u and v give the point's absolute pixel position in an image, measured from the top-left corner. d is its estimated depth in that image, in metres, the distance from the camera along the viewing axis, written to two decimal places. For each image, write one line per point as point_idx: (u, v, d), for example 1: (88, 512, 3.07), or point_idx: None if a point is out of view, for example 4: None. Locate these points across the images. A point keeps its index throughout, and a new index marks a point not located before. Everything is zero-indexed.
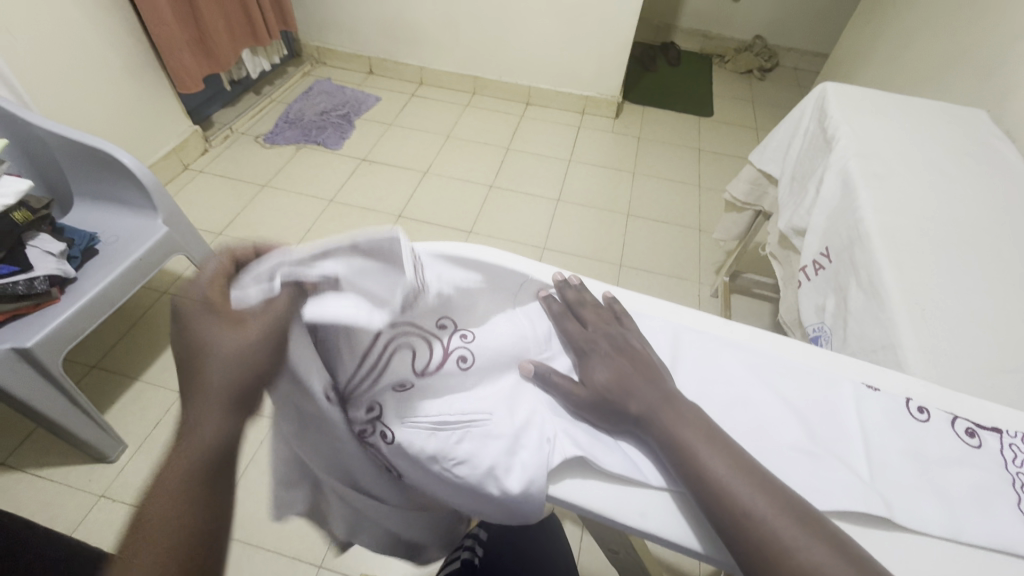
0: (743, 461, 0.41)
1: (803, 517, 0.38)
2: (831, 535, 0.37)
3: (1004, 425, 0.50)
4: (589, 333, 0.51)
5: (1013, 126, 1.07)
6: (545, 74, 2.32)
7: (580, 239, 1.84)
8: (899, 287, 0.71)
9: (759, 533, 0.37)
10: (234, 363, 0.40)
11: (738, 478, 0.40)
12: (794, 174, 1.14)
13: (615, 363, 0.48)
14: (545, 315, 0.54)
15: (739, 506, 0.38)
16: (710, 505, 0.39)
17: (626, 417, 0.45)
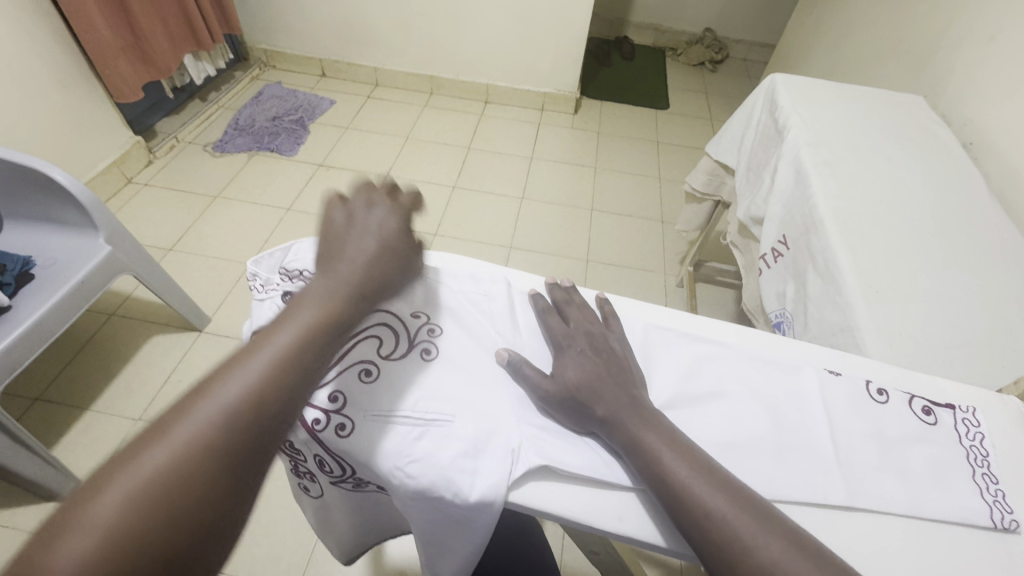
0: (709, 467, 0.41)
1: (770, 522, 0.37)
2: (790, 532, 0.37)
3: (957, 401, 0.52)
4: (569, 332, 0.51)
5: (949, 109, 1.13)
6: (502, 72, 2.31)
7: (546, 237, 1.84)
8: (853, 271, 0.73)
9: (724, 538, 0.37)
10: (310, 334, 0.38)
11: (704, 484, 0.39)
12: (749, 165, 1.18)
13: (584, 360, 0.48)
14: (532, 314, 0.54)
15: (706, 511, 0.38)
16: (674, 506, 0.39)
17: (593, 418, 0.45)
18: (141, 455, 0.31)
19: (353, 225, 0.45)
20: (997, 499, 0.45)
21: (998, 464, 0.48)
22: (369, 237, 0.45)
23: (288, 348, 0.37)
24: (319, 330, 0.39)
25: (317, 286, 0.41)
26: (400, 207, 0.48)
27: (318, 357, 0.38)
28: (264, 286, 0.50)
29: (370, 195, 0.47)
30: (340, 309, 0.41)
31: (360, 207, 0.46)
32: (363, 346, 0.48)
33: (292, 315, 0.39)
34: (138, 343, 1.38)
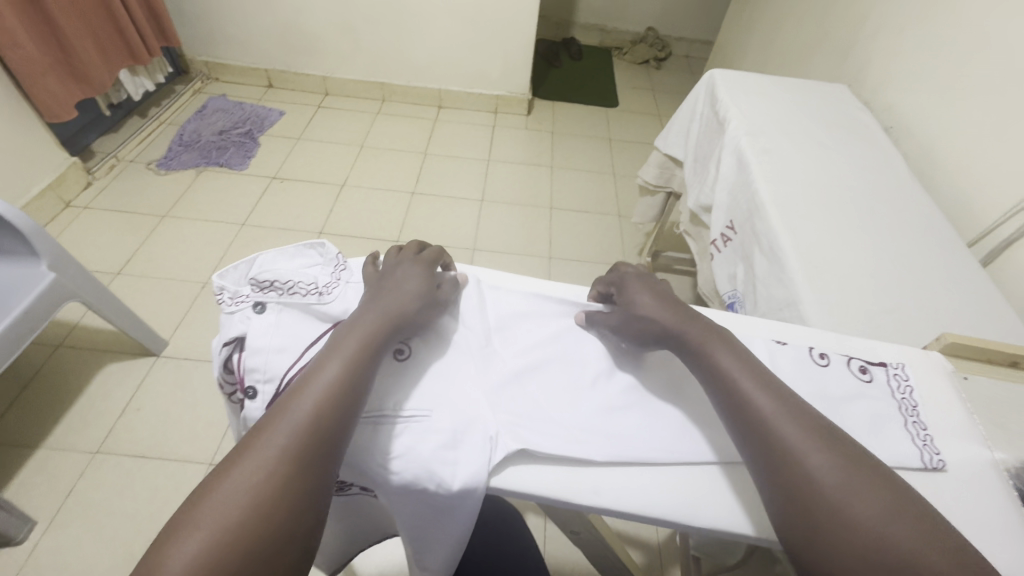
0: (764, 373, 0.46)
1: (807, 419, 0.42)
2: (842, 445, 0.41)
3: (889, 359, 0.57)
4: (626, 278, 0.57)
5: (871, 96, 1.23)
6: (453, 77, 2.32)
7: (508, 237, 1.87)
8: (793, 250, 0.79)
9: (766, 430, 0.42)
10: (355, 364, 0.43)
11: (755, 387, 0.45)
12: (696, 156, 1.24)
13: (648, 289, 0.54)
14: (502, 309, 0.56)
15: (753, 407, 0.43)
16: (728, 401, 0.45)
17: (658, 337, 0.51)
18: (226, 480, 0.37)
19: (384, 278, 0.52)
20: (926, 442, 0.50)
21: (927, 412, 0.53)
22: (400, 283, 0.51)
23: (337, 378, 0.42)
24: (359, 357, 0.44)
25: (355, 322, 0.46)
26: (426, 258, 0.54)
27: (358, 384, 0.43)
28: (233, 299, 0.50)
29: (400, 257, 0.54)
30: (374, 341, 0.45)
31: (390, 265, 0.53)
32: None
33: (331, 352, 0.44)
34: (90, 373, 1.32)
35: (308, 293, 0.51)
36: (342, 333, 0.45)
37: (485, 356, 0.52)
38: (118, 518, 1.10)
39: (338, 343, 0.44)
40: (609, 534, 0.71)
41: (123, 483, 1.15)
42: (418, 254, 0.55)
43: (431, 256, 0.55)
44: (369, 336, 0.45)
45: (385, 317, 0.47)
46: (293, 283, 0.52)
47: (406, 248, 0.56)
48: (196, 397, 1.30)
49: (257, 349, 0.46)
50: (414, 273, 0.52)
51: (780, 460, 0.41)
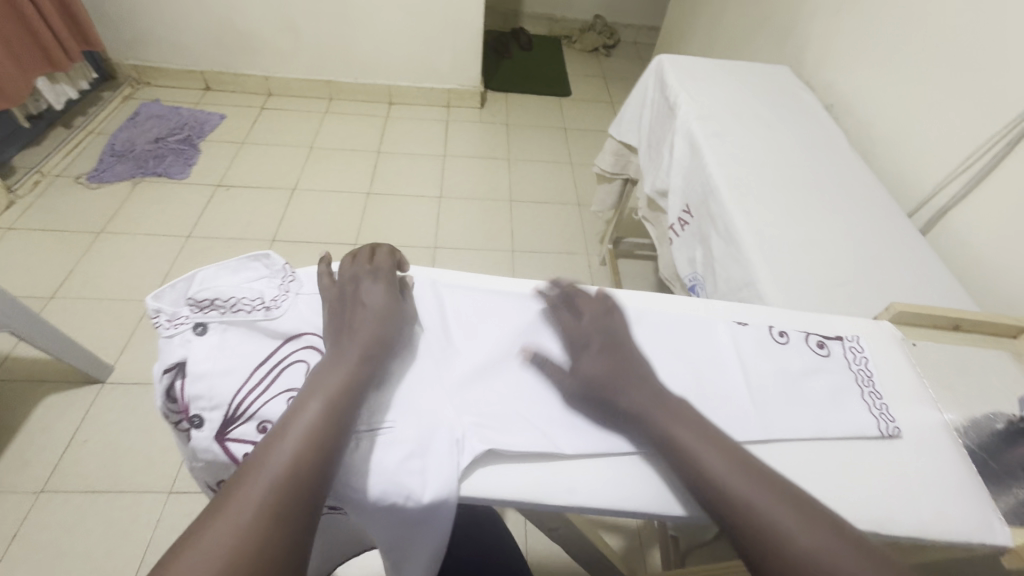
0: (722, 443, 0.43)
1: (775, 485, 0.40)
2: (824, 517, 0.39)
3: (844, 332, 0.59)
4: (586, 326, 0.51)
5: (812, 76, 1.26)
6: (403, 72, 2.26)
7: (468, 233, 1.85)
8: (748, 230, 0.81)
9: (736, 507, 0.40)
10: (340, 404, 0.42)
11: (717, 456, 0.42)
12: (650, 142, 1.25)
13: (587, 343, 0.50)
14: (462, 308, 0.54)
15: (718, 481, 0.41)
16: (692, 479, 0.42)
17: (614, 413, 0.46)
18: (202, 534, 0.34)
19: (351, 299, 0.49)
20: (882, 411, 0.52)
21: (882, 382, 0.55)
22: (372, 298, 0.49)
23: (320, 421, 0.40)
24: (341, 396, 0.42)
25: (334, 357, 0.44)
26: (385, 273, 0.51)
27: (336, 429, 0.41)
28: (171, 320, 0.46)
29: (357, 270, 0.51)
30: (356, 375, 0.44)
31: (350, 280, 0.50)
32: (289, 372, 0.46)
33: (307, 394, 0.42)
34: (27, 407, 1.22)
35: (255, 308, 0.48)
36: (315, 376, 0.43)
37: (448, 359, 0.50)
38: (70, 560, 1.03)
39: (311, 383, 0.42)
40: (587, 526, 0.71)
41: (74, 521, 1.07)
42: (377, 268, 0.52)
43: (383, 268, 0.52)
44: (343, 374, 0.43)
45: (359, 347, 0.45)
46: (236, 300, 0.47)
47: (362, 259, 0.52)
48: (148, 424, 1.22)
49: (200, 375, 0.44)
50: (385, 289, 0.50)
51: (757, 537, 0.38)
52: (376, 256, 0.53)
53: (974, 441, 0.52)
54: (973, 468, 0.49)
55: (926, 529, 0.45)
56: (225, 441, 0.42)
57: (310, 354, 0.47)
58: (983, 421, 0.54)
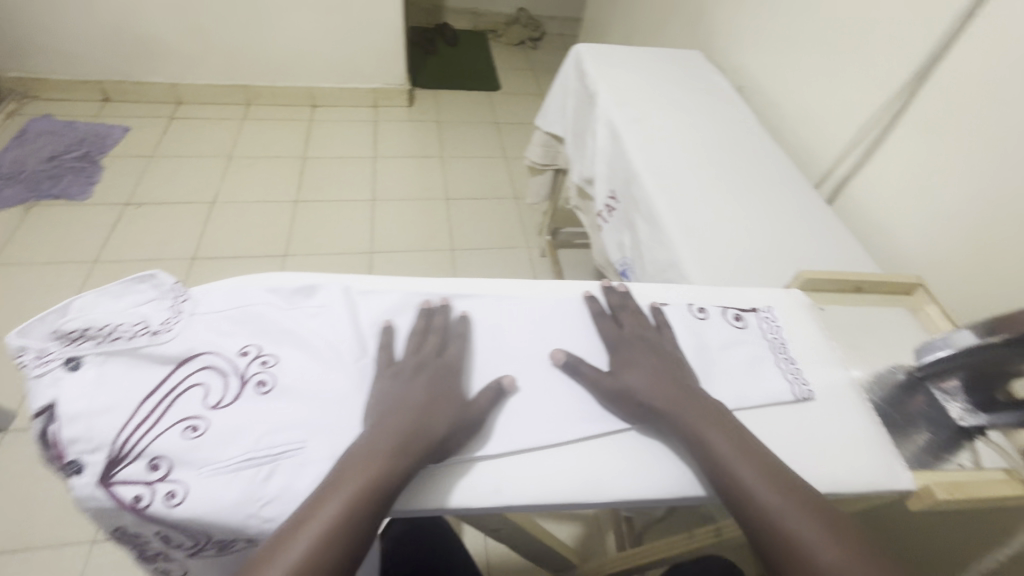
0: (774, 469, 0.44)
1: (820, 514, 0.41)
2: (861, 549, 0.40)
3: (758, 303, 0.61)
4: (623, 336, 0.53)
5: (723, 60, 1.31)
6: (324, 73, 2.17)
7: (406, 234, 1.80)
8: (669, 213, 0.83)
9: (777, 533, 0.41)
10: (377, 482, 0.39)
11: (763, 481, 0.43)
12: (575, 132, 1.25)
13: (655, 371, 0.49)
14: (376, 312, 0.52)
15: (762, 506, 0.42)
16: (734, 503, 0.43)
17: (649, 416, 0.47)
18: None
19: (409, 386, 0.45)
20: (795, 375, 0.54)
21: (794, 347, 0.57)
22: (427, 384, 0.46)
23: (356, 500, 0.38)
24: (382, 479, 0.39)
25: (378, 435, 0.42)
26: (453, 363, 0.48)
27: (366, 521, 0.38)
28: (40, 358, 0.42)
29: (420, 357, 0.48)
30: (397, 463, 0.40)
31: (411, 366, 0.47)
32: (183, 401, 0.42)
33: (341, 472, 0.39)
34: None
35: (136, 335, 0.44)
36: (363, 447, 0.41)
37: (365, 369, 0.47)
38: None
39: (348, 463, 0.40)
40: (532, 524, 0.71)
41: None
42: (442, 356, 0.49)
43: (449, 356, 0.49)
44: (387, 459, 0.40)
45: (404, 429, 0.42)
46: (113, 328, 0.44)
47: (427, 344, 0.49)
48: None
49: (76, 415, 0.39)
50: (439, 371, 0.47)
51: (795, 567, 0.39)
52: (444, 341, 0.50)
53: (878, 395, 0.56)
54: (879, 422, 0.52)
55: (840, 485, 0.47)
56: (110, 486, 0.38)
57: (207, 379, 0.43)
58: (886, 377, 0.58)
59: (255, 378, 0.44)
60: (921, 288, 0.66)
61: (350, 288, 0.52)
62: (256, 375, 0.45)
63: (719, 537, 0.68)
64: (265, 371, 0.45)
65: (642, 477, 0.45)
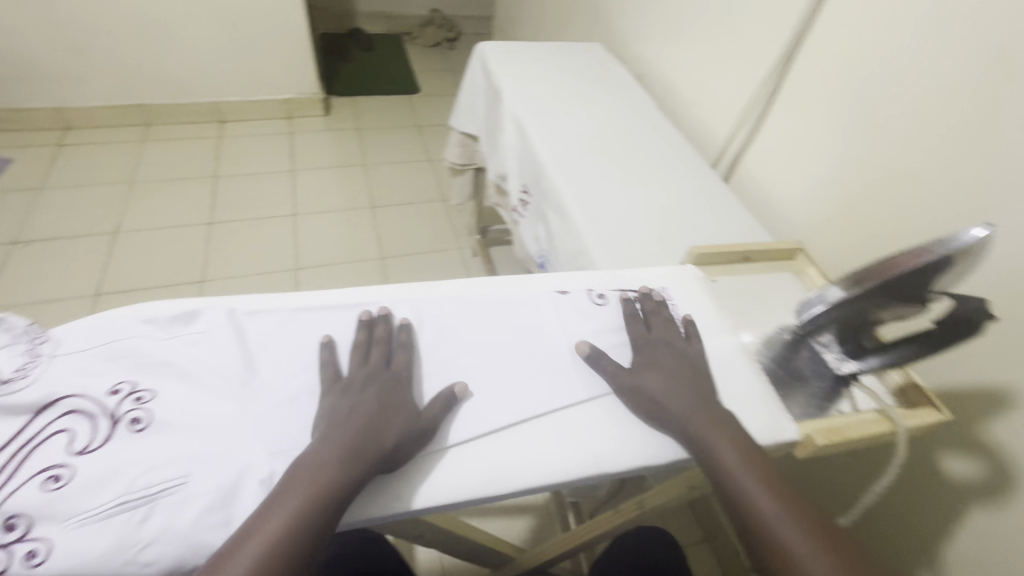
0: (780, 479, 0.45)
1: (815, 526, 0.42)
2: (840, 549, 0.40)
3: (654, 283, 0.64)
4: (649, 338, 0.55)
5: (624, 51, 1.36)
6: (229, 87, 2.06)
7: (332, 247, 1.75)
8: (575, 203, 0.85)
9: (772, 541, 0.41)
10: (347, 484, 0.40)
11: (767, 489, 0.44)
12: (487, 129, 1.26)
13: (674, 381, 0.51)
14: (266, 331, 0.49)
15: (762, 513, 0.42)
16: (737, 509, 0.44)
17: (659, 416, 0.49)
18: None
19: (357, 399, 0.45)
20: None
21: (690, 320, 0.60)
22: (387, 392, 0.46)
23: (322, 498, 0.39)
24: (354, 476, 0.40)
25: (350, 434, 0.42)
26: (401, 374, 0.48)
27: (324, 519, 0.38)
28: None
29: (366, 370, 0.47)
30: (358, 467, 0.41)
31: (359, 379, 0.46)
32: (44, 451, 0.39)
33: (289, 485, 0.39)
34: None
35: None
36: (328, 446, 0.41)
37: (254, 391, 0.45)
38: None
39: (297, 477, 0.39)
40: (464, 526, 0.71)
41: None
42: (390, 367, 0.48)
43: (396, 367, 0.48)
44: (336, 474, 0.40)
45: (358, 439, 0.42)
46: None
47: (372, 356, 0.48)
48: None
49: None
50: (396, 382, 0.47)
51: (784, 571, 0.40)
52: (391, 353, 0.49)
53: (767, 356, 0.60)
54: (767, 380, 0.56)
55: None
56: None
57: (73, 424, 0.40)
58: (775, 339, 0.62)
59: (129, 417, 0.42)
60: (801, 253, 0.72)
61: (236, 309, 0.50)
62: (130, 412, 0.42)
63: (640, 510, 0.67)
64: (140, 407, 0.42)
65: (546, 464, 0.46)
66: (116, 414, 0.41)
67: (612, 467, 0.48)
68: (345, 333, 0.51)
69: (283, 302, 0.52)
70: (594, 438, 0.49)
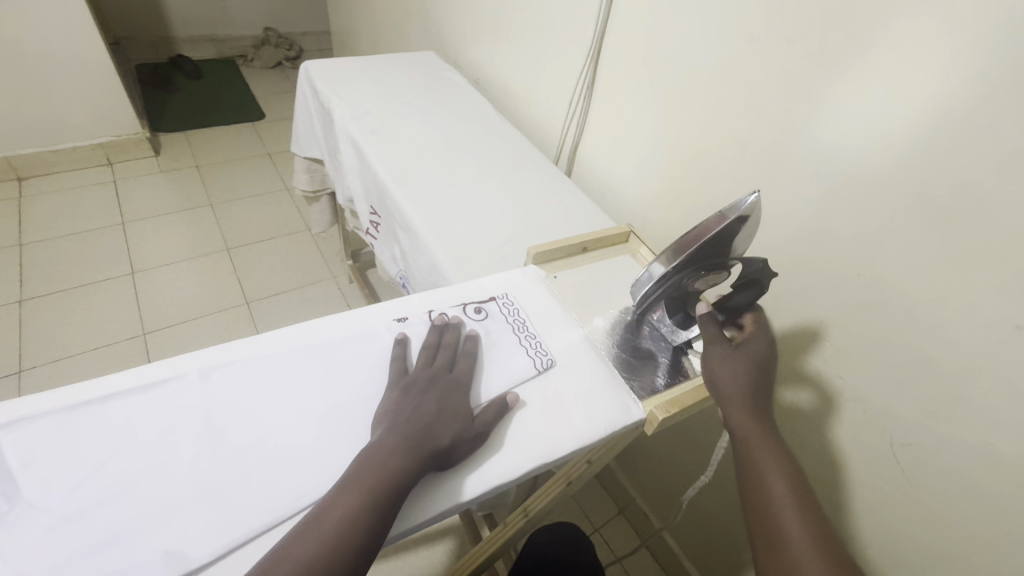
0: (795, 471, 0.47)
1: (812, 515, 0.43)
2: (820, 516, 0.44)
3: (497, 290, 0.64)
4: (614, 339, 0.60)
5: (458, 57, 1.36)
6: (21, 138, 1.74)
7: (185, 301, 1.56)
8: (421, 218, 0.83)
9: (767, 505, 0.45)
10: (412, 472, 0.42)
11: (778, 472, 0.46)
12: (329, 151, 1.19)
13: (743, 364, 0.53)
14: (28, 443, 0.41)
15: (770, 493, 0.45)
16: (749, 484, 0.47)
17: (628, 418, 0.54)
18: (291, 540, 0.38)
19: (422, 398, 0.48)
20: (536, 348, 0.58)
21: (534, 322, 0.61)
22: (454, 393, 0.49)
23: (388, 485, 0.41)
24: (420, 463, 0.43)
25: (425, 423, 0.45)
26: (462, 377, 0.51)
27: (382, 508, 0.40)
28: None
29: (432, 371, 0.50)
30: (417, 460, 0.43)
31: (423, 379, 0.49)
32: None
33: (359, 473, 0.42)
34: None
35: None
36: (393, 440, 0.44)
37: (15, 522, 0.37)
38: None
39: (364, 466, 0.42)
40: None
41: None
42: (452, 371, 0.52)
43: (458, 370, 0.52)
44: (395, 466, 0.42)
45: (420, 433, 0.45)
46: None
47: (438, 359, 0.52)
48: None
49: None
50: (460, 385, 0.51)
51: (773, 548, 0.43)
52: (453, 359, 0.53)
53: (612, 343, 0.63)
54: (612, 367, 0.59)
55: (583, 439, 0.51)
56: None
57: None
58: (619, 324, 0.65)
59: None
60: (633, 235, 0.76)
61: None
62: None
63: (526, 518, 0.68)
64: None
65: None
66: None
67: (464, 495, 0.46)
68: (137, 422, 0.44)
69: (51, 402, 0.44)
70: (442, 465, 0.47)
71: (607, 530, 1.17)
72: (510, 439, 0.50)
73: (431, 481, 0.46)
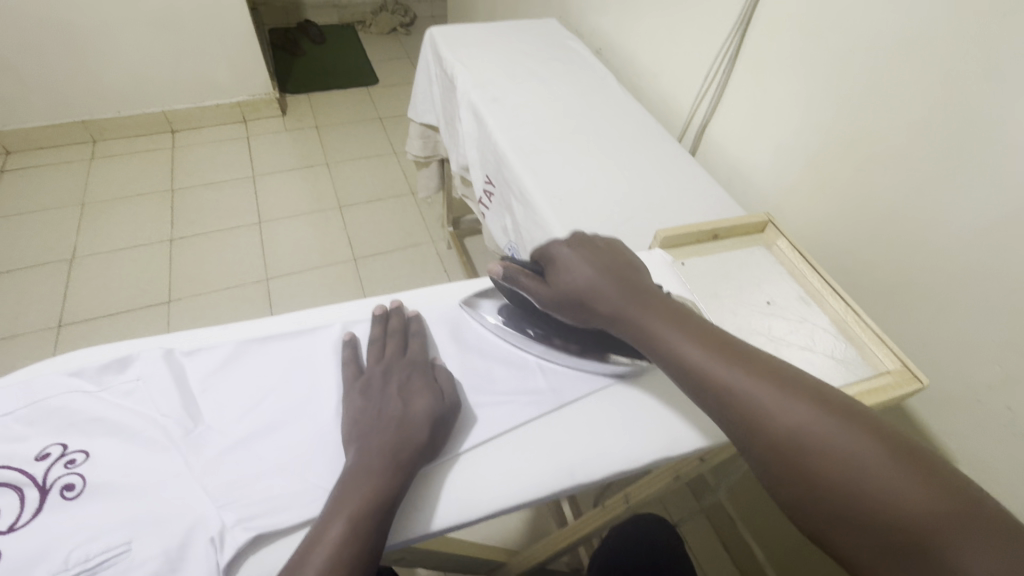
0: (715, 340, 0.42)
1: (775, 375, 0.39)
2: (792, 382, 0.38)
3: None
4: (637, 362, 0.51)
5: (580, 25, 1.31)
6: (177, 94, 1.95)
7: (302, 252, 1.69)
8: (539, 190, 0.81)
9: (739, 403, 0.38)
10: (395, 468, 0.40)
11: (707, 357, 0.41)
12: (446, 118, 1.21)
13: (604, 273, 0.47)
14: (203, 374, 0.46)
15: (730, 388, 0.39)
16: (696, 382, 0.41)
17: None
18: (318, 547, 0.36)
19: (380, 396, 0.45)
20: None
21: None
22: (413, 375, 0.46)
23: (376, 480, 0.39)
24: (401, 455, 0.41)
25: (392, 418, 0.43)
26: (417, 358, 0.48)
27: (387, 500, 0.38)
28: None
29: (385, 361, 0.47)
30: (398, 457, 0.40)
31: (379, 373, 0.46)
32: None
33: (346, 480, 0.39)
34: None
35: None
36: (364, 445, 0.41)
37: (195, 441, 0.42)
38: None
39: (346, 481, 0.39)
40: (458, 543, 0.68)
41: None
42: (406, 355, 0.49)
43: (414, 353, 0.49)
44: (380, 478, 0.39)
45: (392, 429, 0.42)
46: None
47: (389, 347, 0.49)
48: None
49: None
50: (416, 364, 0.48)
51: (758, 437, 0.37)
52: (405, 343, 0.50)
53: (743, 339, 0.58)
54: None
55: (709, 437, 0.49)
56: None
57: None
58: (750, 318, 0.60)
59: (59, 484, 0.39)
60: (772, 225, 0.70)
61: (172, 354, 0.46)
62: (62, 476, 0.39)
63: (627, 505, 0.67)
64: (76, 468, 0.39)
65: (516, 478, 0.44)
66: (45, 481, 0.38)
67: (586, 476, 0.45)
68: (292, 364, 0.48)
69: (224, 340, 0.48)
70: (561, 443, 0.47)
71: (686, 526, 1.14)
72: (629, 428, 0.48)
73: (423, 474, 0.44)
